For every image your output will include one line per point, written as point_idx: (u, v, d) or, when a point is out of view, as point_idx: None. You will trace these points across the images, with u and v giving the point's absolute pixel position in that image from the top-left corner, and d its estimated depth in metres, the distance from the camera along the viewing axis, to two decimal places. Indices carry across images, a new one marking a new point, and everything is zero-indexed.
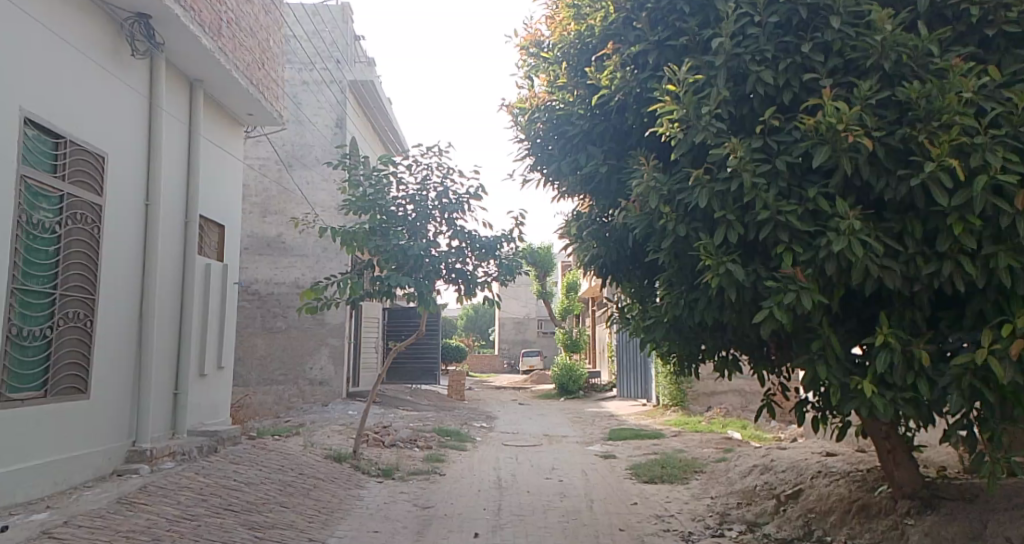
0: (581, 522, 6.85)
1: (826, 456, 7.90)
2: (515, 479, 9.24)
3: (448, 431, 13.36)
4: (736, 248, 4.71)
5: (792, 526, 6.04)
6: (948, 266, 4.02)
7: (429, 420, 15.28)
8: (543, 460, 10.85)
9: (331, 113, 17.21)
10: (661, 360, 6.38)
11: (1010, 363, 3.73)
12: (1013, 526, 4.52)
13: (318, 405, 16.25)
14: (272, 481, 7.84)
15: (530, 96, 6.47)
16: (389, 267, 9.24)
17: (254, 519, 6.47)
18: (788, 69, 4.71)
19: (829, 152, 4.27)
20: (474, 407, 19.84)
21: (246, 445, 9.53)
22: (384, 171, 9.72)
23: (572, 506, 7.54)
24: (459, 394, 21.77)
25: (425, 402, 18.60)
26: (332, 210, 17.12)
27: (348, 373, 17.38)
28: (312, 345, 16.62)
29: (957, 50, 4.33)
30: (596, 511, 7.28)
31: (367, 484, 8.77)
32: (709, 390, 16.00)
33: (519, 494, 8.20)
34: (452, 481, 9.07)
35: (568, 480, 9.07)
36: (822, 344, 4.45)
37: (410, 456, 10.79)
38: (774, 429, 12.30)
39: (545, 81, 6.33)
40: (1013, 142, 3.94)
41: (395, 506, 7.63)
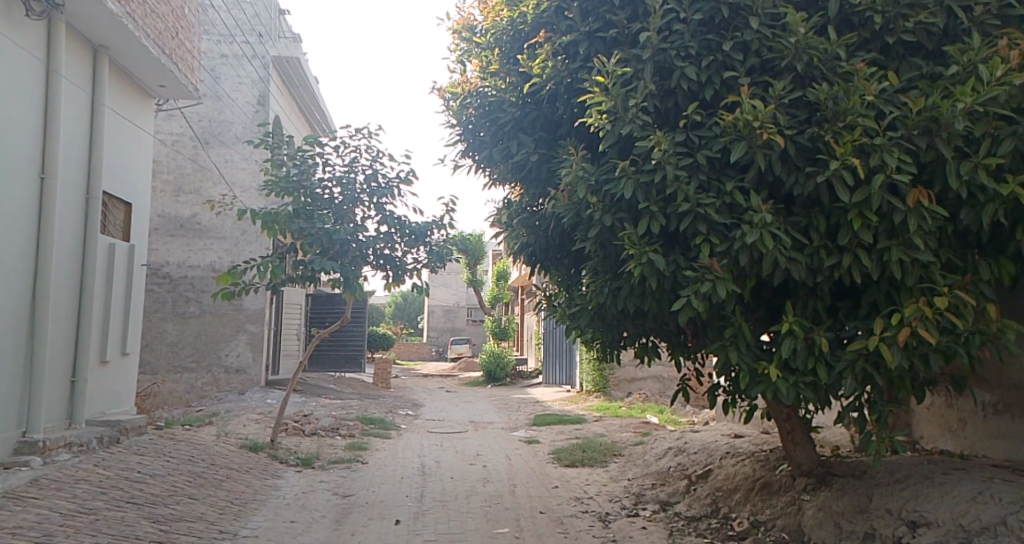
0: (503, 506, 6.98)
1: (734, 437, 8.26)
2: (439, 466, 9.30)
3: (371, 419, 13.29)
4: (658, 239, 4.89)
5: (701, 504, 6.37)
6: (848, 259, 4.28)
7: (352, 408, 15.15)
8: (468, 446, 10.92)
9: (253, 89, 16.68)
10: (585, 347, 6.54)
11: (897, 350, 4.01)
12: (893, 497, 4.86)
13: (233, 394, 15.85)
14: (181, 473, 7.63)
15: (462, 81, 6.50)
16: (313, 251, 9.07)
17: (159, 511, 6.29)
18: (710, 66, 4.90)
19: (745, 148, 4.48)
20: (400, 395, 19.79)
21: (151, 436, 9.20)
22: (310, 151, 9.47)
23: (495, 491, 7.67)
24: (385, 383, 21.50)
25: (349, 390, 18.42)
26: (252, 190, 16.67)
27: (268, 360, 16.98)
28: (228, 331, 16.18)
29: (861, 56, 4.58)
30: (517, 495, 7.43)
31: (285, 474, 8.63)
32: (629, 377, 16.50)
33: (442, 481, 8.26)
34: (373, 469, 9.04)
35: (491, 466, 9.21)
36: (733, 331, 4.67)
37: (331, 445, 10.69)
38: (689, 413, 12.81)
39: (478, 67, 6.37)
40: (907, 144, 4.16)
41: (313, 495, 7.57)
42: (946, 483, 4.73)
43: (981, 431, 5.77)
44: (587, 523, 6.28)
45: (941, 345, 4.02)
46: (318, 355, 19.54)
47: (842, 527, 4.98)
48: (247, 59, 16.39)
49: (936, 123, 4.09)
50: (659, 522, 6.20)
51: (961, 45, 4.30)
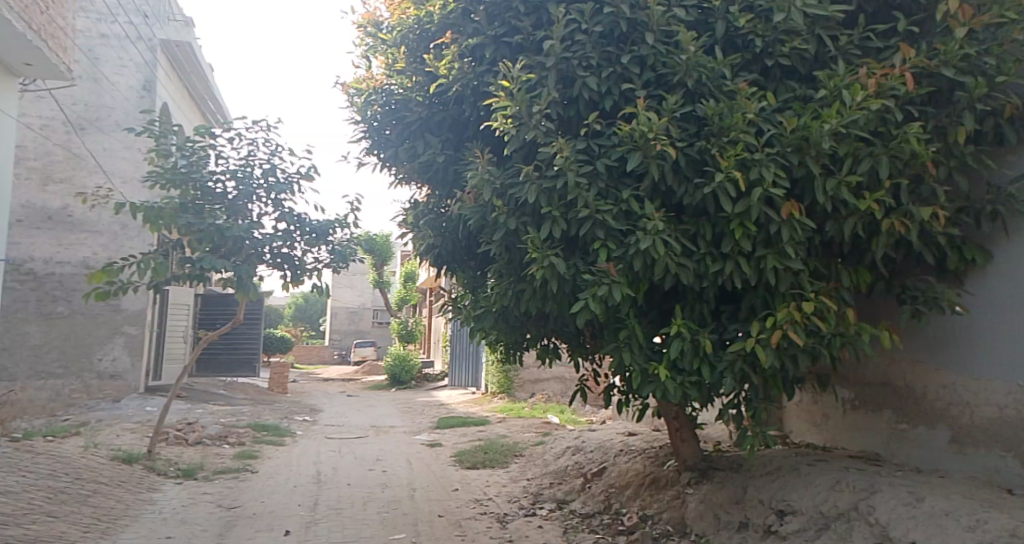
0: (400, 511, 6.97)
1: (628, 435, 8.58)
2: (335, 472, 9.17)
3: (264, 425, 12.88)
4: (560, 242, 5.05)
5: (595, 501, 6.59)
6: (730, 266, 4.57)
7: (242, 414, 14.61)
8: (368, 451, 10.81)
9: (138, 74, 15.69)
10: (490, 349, 6.64)
11: (770, 350, 4.31)
12: (766, 488, 5.22)
13: (107, 401, 14.85)
14: (41, 490, 7.14)
15: (367, 77, 6.44)
16: (203, 248, 8.66)
17: (12, 533, 5.86)
18: (609, 77, 5.09)
19: (640, 157, 4.70)
20: (297, 400, 19.28)
21: (6, 450, 8.55)
22: (200, 143, 9.06)
23: (394, 496, 7.66)
24: (282, 388, 20.87)
25: (241, 396, 17.74)
26: (135, 182, 15.67)
27: (149, 364, 15.99)
28: (103, 333, 15.14)
29: (744, 76, 4.89)
30: (416, 499, 7.44)
31: (162, 487, 8.24)
32: (535, 378, 16.76)
33: (337, 488, 8.15)
34: (263, 479, 8.79)
35: (391, 470, 9.16)
36: (628, 333, 4.87)
37: (217, 454, 10.28)
38: (588, 412, 13.16)
39: (383, 64, 6.32)
40: (784, 160, 4.46)
41: (195, 509, 7.27)
42: (810, 473, 5.13)
43: (843, 424, 6.26)
44: (485, 524, 6.38)
45: (808, 346, 4.38)
46: (207, 359, 18.71)
47: (720, 519, 5.32)
48: (129, 39, 15.30)
49: (806, 142, 4.41)
50: (555, 520, 6.38)
51: (829, 71, 4.65)
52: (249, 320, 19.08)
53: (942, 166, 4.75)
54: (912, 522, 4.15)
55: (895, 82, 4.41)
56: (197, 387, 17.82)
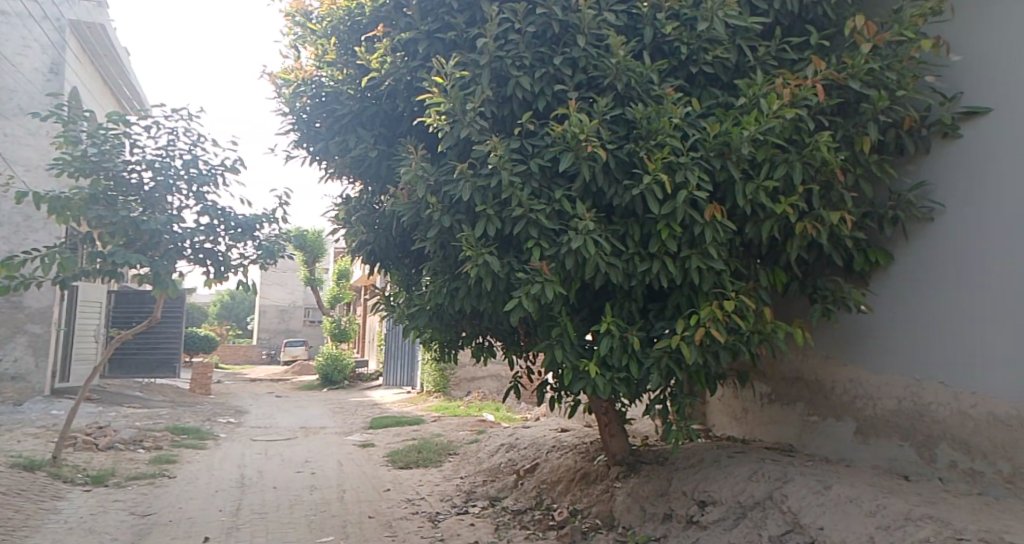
0: (327, 514, 6.89)
1: (561, 431, 8.72)
2: (261, 476, 8.97)
3: (183, 429, 12.46)
4: (494, 241, 5.10)
5: (527, 497, 6.69)
6: (657, 265, 4.71)
7: (160, 418, 14.07)
8: (296, 453, 10.61)
9: (43, 57, 14.52)
10: (423, 348, 6.64)
11: (694, 347, 4.48)
12: (690, 480, 5.42)
13: (8, 404, 13.85)
14: None
15: (296, 68, 6.38)
16: (114, 241, 7.80)
17: None
18: (542, 78, 5.16)
19: (572, 158, 4.79)
20: (221, 402, 18.70)
21: None
22: (114, 131, 8.15)
23: (322, 498, 7.56)
24: (203, 389, 20.16)
25: (158, 399, 17.06)
26: (41, 170, 14.34)
27: (56, 365, 15.08)
28: (3, 332, 14.18)
29: (670, 82, 5.04)
30: (345, 501, 7.37)
31: (68, 495, 7.73)
32: (471, 376, 16.75)
33: (262, 492, 7.97)
34: (181, 484, 8.50)
35: (319, 473, 9.02)
36: (560, 330, 4.96)
37: (131, 459, 9.86)
38: (523, 410, 13.27)
39: (313, 54, 6.30)
40: (707, 165, 4.63)
41: (106, 516, 6.92)
42: (730, 464, 5.37)
43: (760, 417, 6.55)
44: (416, 524, 6.39)
45: (729, 343, 4.56)
46: (120, 360, 17.91)
47: (645, 510, 5.50)
48: (33, 19, 14.23)
49: (728, 147, 4.59)
50: (486, 517, 6.44)
51: (748, 80, 4.85)
52: (167, 318, 18.51)
53: (851, 172, 5.02)
54: (820, 509, 4.44)
55: (808, 93, 4.63)
56: (110, 388, 17.03)
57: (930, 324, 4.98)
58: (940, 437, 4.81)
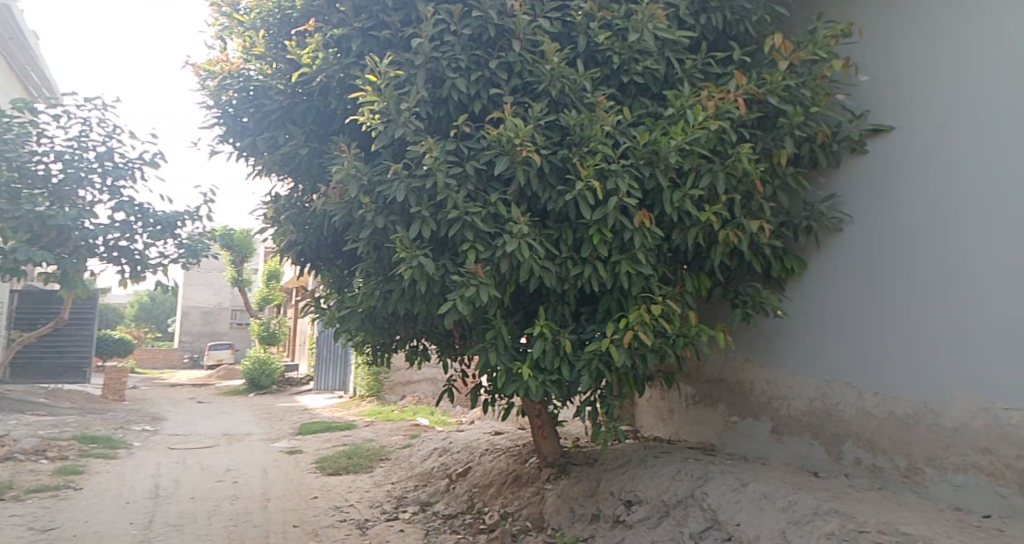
0: (248, 524, 6.72)
1: (495, 434, 8.75)
2: (178, 486, 8.66)
3: (93, 438, 11.89)
4: (428, 243, 5.09)
5: (458, 501, 6.69)
6: (589, 269, 4.79)
7: (67, 426, 13.38)
8: (218, 462, 10.29)
9: None
10: (356, 351, 6.56)
11: (623, 349, 4.58)
12: (618, 480, 5.54)
13: None
14: None
15: (220, 59, 6.25)
16: (16, 238, 6.38)
17: None
18: (479, 81, 5.19)
19: (507, 162, 4.83)
20: (137, 408, 17.92)
21: None
22: (18, 119, 6.99)
23: (243, 508, 7.36)
24: (116, 394, 19.18)
25: (67, 406, 16.21)
26: None
27: None
28: None
29: (603, 90, 5.15)
30: (268, 510, 7.19)
31: None
32: (405, 380, 16.56)
33: (179, 503, 7.70)
34: (89, 496, 8.10)
35: (242, 482, 8.77)
36: (494, 334, 5.00)
37: (32, 471, 9.32)
38: (457, 413, 13.21)
39: (240, 47, 6.18)
40: (636, 172, 4.74)
41: (3, 531, 6.48)
42: (655, 464, 5.52)
43: (686, 418, 6.75)
44: (343, 532, 6.31)
45: (656, 346, 4.69)
46: (21, 365, 17.05)
47: (574, 511, 5.58)
48: None
49: (657, 156, 4.72)
50: (417, 523, 6.42)
51: (676, 91, 5.01)
52: (76, 320, 17.58)
53: (769, 184, 5.23)
54: (736, 505, 4.65)
55: (730, 106, 4.81)
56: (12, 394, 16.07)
57: (839, 328, 5.27)
58: (847, 436, 5.10)
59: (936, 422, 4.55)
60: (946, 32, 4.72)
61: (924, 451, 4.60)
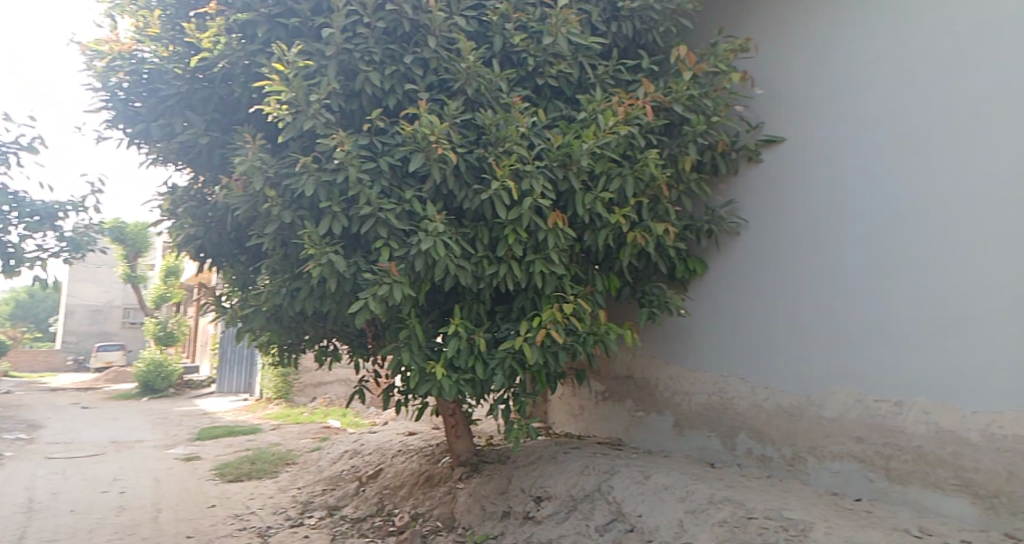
0: (139, 537, 6.33)
1: (408, 435, 8.64)
2: (56, 499, 8.03)
3: None
4: (339, 240, 4.98)
5: (368, 504, 6.56)
6: (504, 268, 4.85)
7: None
8: (101, 471, 9.63)
9: None
10: (261, 352, 6.31)
11: (536, 347, 4.68)
12: (529, 477, 5.62)
13: None
14: None
15: (110, 39, 5.73)
16: None
17: None
18: (393, 75, 5.13)
19: (422, 159, 4.81)
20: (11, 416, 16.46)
21: None
22: None
23: (131, 520, 6.91)
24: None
25: None
26: None
27: None
28: None
29: (518, 91, 5.23)
30: (159, 522, 6.79)
31: None
32: (315, 381, 15.78)
33: (56, 517, 7.15)
34: None
35: (129, 492, 8.24)
36: (408, 333, 4.96)
37: None
38: (372, 413, 12.86)
39: (133, 26, 5.77)
40: (551, 174, 4.84)
41: None
42: (565, 460, 5.65)
43: (596, 414, 6.94)
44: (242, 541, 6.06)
45: (568, 344, 4.80)
46: None
47: (485, 510, 5.61)
48: None
49: (570, 158, 4.83)
50: (322, 528, 6.25)
51: (589, 96, 5.15)
52: None
53: (673, 189, 5.46)
54: (640, 497, 4.83)
55: (639, 112, 5.00)
56: None
57: (736, 325, 5.57)
58: (741, 427, 5.43)
59: (819, 415, 4.93)
60: (835, 51, 5.08)
61: (807, 441, 4.98)
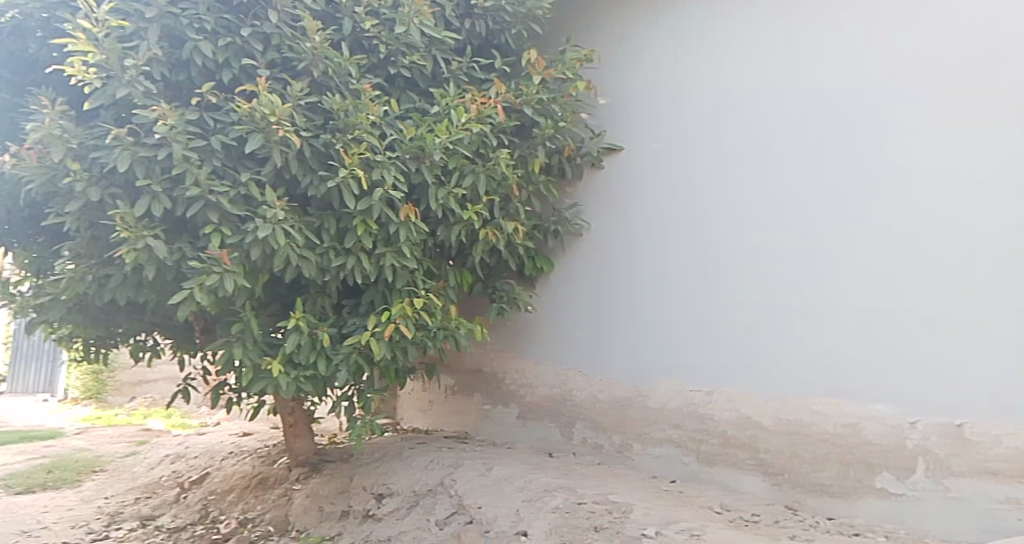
0: None
1: (242, 436, 8.08)
2: None
3: None
4: (159, 223, 4.54)
5: (189, 511, 6.06)
6: (352, 261, 4.73)
7: None
8: None
9: None
10: (62, 347, 5.58)
11: (384, 343, 4.63)
12: (371, 475, 5.52)
13: None
14: None
15: None
16: None
17: None
18: (228, 48, 4.70)
19: (261, 140, 4.47)
20: None
21: None
22: None
23: None
24: None
25: None
26: None
27: None
28: None
29: (369, 78, 5.04)
30: None
31: None
32: (135, 380, 13.49)
33: None
34: None
35: None
36: (242, 327, 4.64)
37: None
38: (202, 413, 11.65)
39: None
40: (403, 166, 4.75)
41: None
42: (409, 456, 5.64)
43: (445, 407, 6.96)
44: None
45: (417, 338, 4.81)
46: None
47: (322, 510, 5.43)
48: None
49: (423, 152, 4.78)
50: (133, 540, 5.62)
51: (442, 91, 5.12)
52: None
53: (523, 189, 5.62)
54: (481, 490, 4.93)
55: (491, 111, 5.09)
56: None
57: (582, 315, 5.84)
58: (577, 418, 5.75)
59: (644, 404, 5.34)
60: (681, 63, 5.43)
61: (634, 429, 5.37)
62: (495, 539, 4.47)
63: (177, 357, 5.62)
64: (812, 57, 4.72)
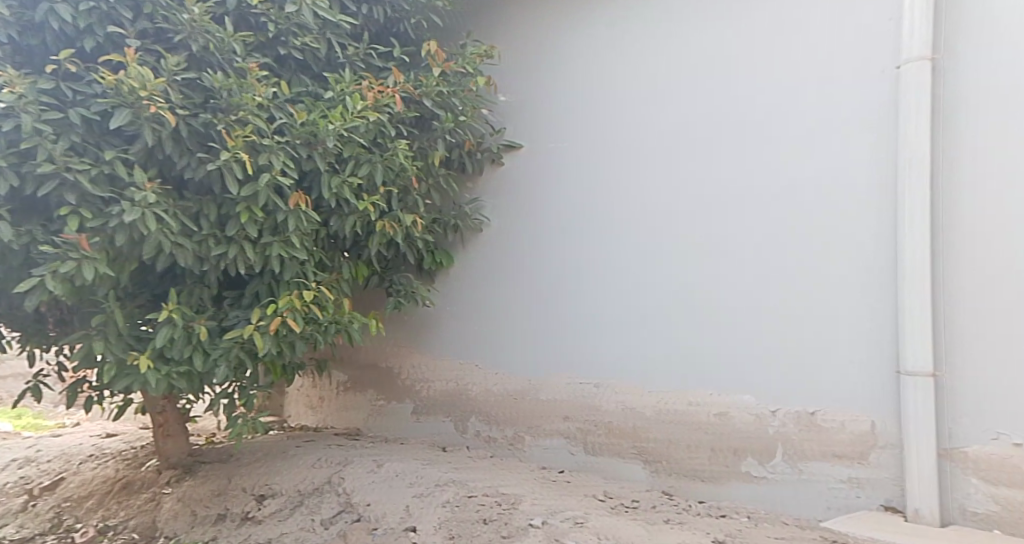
0: None
1: (104, 437, 7.40)
2: None
3: None
4: (5, 202, 4.07)
5: (38, 521, 5.48)
6: (234, 250, 4.46)
7: None
8: None
9: None
10: None
11: (269, 337, 4.41)
12: (251, 476, 5.24)
13: None
14: None
15: None
16: None
17: None
18: (91, 13, 4.23)
19: (129, 116, 4.07)
20: None
21: None
22: None
23: None
24: None
25: None
26: None
27: None
28: None
29: (256, 58, 4.75)
30: None
31: None
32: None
33: None
34: None
35: None
36: (105, 319, 4.28)
37: None
38: (59, 413, 10.41)
39: None
40: (292, 151, 4.54)
41: None
42: (293, 455, 5.42)
43: (335, 404, 6.89)
44: None
45: (305, 333, 4.61)
46: None
47: (195, 515, 5.11)
48: None
49: (315, 137, 4.60)
50: None
51: (336, 76, 4.95)
52: None
53: (424, 182, 5.56)
54: (371, 487, 4.81)
55: (389, 100, 4.97)
56: None
57: (480, 313, 5.87)
58: (472, 412, 5.81)
59: (536, 398, 5.46)
60: (579, 65, 5.48)
61: (525, 421, 5.50)
62: (384, 536, 4.40)
63: (27, 352, 5.03)
64: (698, 65, 4.81)
